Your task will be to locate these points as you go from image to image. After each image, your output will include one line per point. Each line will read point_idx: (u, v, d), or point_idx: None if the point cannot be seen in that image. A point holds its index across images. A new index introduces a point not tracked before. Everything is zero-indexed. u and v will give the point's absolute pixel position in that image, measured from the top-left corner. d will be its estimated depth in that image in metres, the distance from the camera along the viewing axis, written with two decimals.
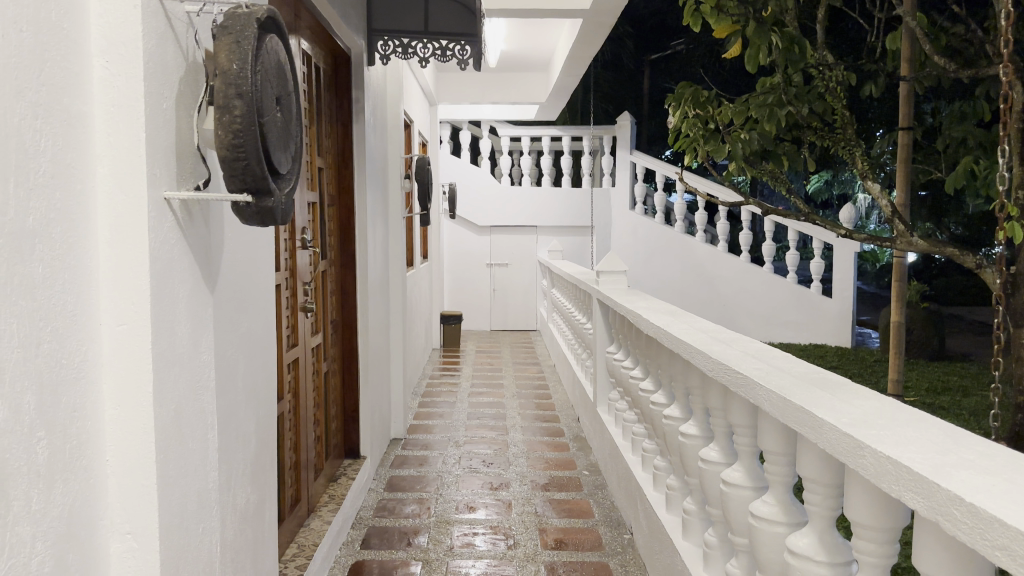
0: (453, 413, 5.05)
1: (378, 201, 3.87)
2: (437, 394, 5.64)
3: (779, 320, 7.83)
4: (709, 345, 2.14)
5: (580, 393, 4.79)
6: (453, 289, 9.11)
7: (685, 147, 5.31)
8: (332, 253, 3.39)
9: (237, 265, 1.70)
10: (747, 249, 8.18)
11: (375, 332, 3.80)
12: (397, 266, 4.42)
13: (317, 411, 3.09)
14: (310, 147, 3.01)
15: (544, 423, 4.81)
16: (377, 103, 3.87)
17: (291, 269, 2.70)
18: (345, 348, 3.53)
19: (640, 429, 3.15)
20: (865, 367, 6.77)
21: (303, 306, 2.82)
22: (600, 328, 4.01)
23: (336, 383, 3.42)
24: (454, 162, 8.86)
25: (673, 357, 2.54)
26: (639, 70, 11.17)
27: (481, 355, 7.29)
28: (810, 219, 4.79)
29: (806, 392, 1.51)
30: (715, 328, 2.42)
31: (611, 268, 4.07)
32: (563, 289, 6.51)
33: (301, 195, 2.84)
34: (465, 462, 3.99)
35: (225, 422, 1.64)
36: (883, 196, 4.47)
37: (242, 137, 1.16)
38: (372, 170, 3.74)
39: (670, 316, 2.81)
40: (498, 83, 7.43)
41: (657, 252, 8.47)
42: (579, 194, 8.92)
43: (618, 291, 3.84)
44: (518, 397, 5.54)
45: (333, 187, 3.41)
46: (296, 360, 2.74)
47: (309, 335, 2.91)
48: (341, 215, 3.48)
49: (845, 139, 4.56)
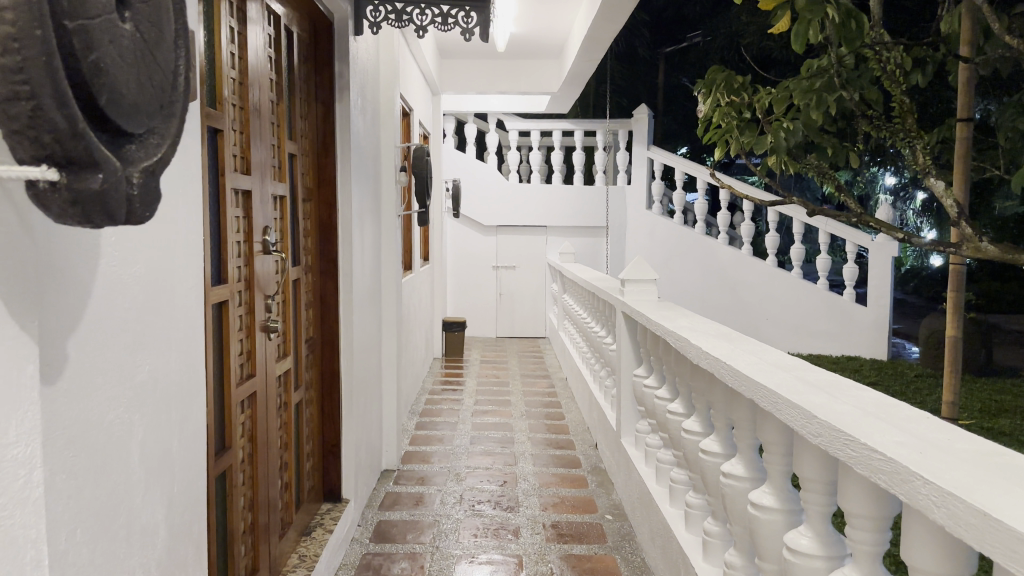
0: (455, 437, 4.46)
1: (366, 195, 3.29)
2: (437, 411, 5.06)
3: (807, 330, 7.25)
4: (800, 391, 1.55)
5: (599, 416, 4.21)
6: (457, 293, 8.54)
7: (716, 138, 4.81)
8: (309, 257, 2.80)
9: (108, 285, 1.14)
10: (773, 253, 7.60)
11: (362, 351, 3.21)
12: (390, 272, 3.84)
13: (286, 453, 2.52)
14: (280, 127, 2.45)
15: (558, 450, 4.22)
16: (365, 83, 3.29)
17: (246, 279, 2.13)
18: (325, 371, 2.95)
19: (680, 475, 2.57)
20: (907, 382, 6.18)
21: (263, 324, 2.24)
22: (626, 347, 3.43)
23: (312, 413, 2.85)
24: (459, 157, 8.30)
25: (735, 396, 1.97)
26: (654, 62, 10.57)
27: (486, 365, 6.73)
28: (862, 221, 4.22)
29: (1023, 509, 0.92)
30: (794, 362, 1.84)
31: (638, 276, 3.47)
32: (576, 294, 5.94)
33: (265, 188, 2.27)
34: (467, 502, 3.41)
35: (96, 524, 1.10)
36: (948, 194, 3.87)
37: (22, 56, 0.63)
38: (360, 161, 3.16)
39: (721, 339, 2.24)
40: (506, 71, 6.85)
41: (678, 255, 7.88)
42: (592, 192, 8.35)
43: (647, 304, 3.26)
44: (528, 417, 4.95)
45: (310, 178, 2.84)
46: (253, 394, 2.17)
47: (273, 362, 2.35)
48: (322, 211, 2.91)
49: (904, 129, 3.96)
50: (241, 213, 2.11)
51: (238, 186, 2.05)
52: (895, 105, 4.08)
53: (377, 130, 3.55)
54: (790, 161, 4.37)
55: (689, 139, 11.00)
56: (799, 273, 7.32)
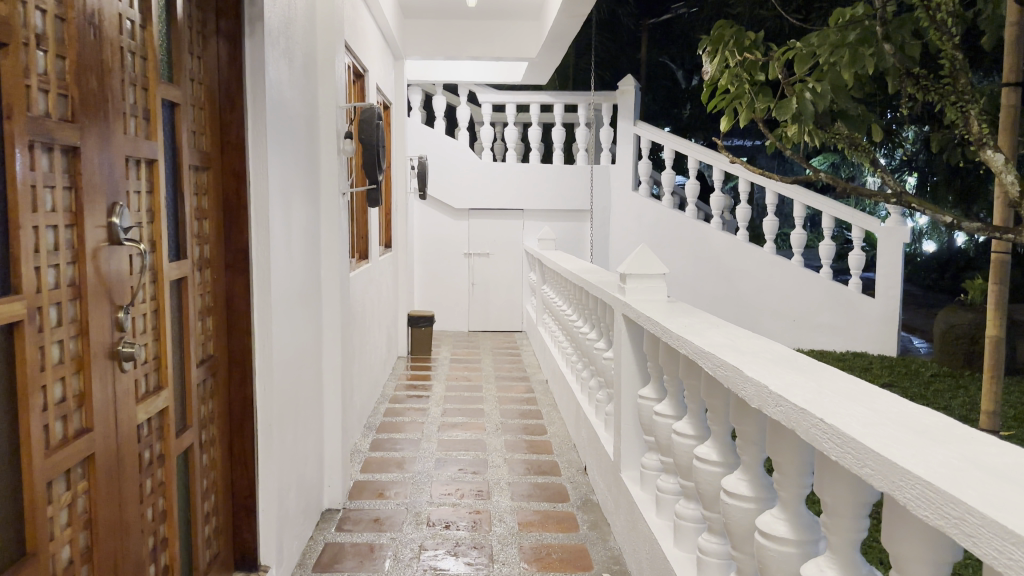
0: (416, 459, 3.71)
1: (294, 161, 2.53)
2: (399, 424, 4.33)
3: (810, 323, 6.62)
4: (1008, 504, 0.85)
5: (589, 435, 3.49)
6: (425, 282, 7.80)
7: (728, 106, 4.09)
8: (205, 245, 2.06)
9: None
10: (771, 238, 6.93)
11: (288, 366, 2.47)
12: (332, 265, 3.06)
13: (164, 526, 1.80)
14: (146, 64, 1.70)
15: (540, 477, 3.50)
16: (290, 24, 2.53)
17: (73, 283, 1.40)
18: (233, 397, 2.21)
19: (714, 544, 1.89)
20: (923, 381, 5.57)
21: (106, 345, 1.49)
22: (628, 358, 2.70)
23: (213, 458, 2.11)
24: (426, 132, 7.52)
25: (824, 464, 1.27)
26: (637, 34, 9.83)
27: (456, 365, 6.00)
28: (903, 201, 3.51)
29: None
30: (940, 423, 1.13)
31: (641, 271, 2.75)
32: (558, 285, 5.22)
33: (114, 149, 1.53)
34: (428, 557, 2.68)
35: None
36: (1008, 170, 3.07)
37: None
38: (283, 121, 2.40)
39: (786, 364, 1.53)
40: (476, 32, 6.14)
41: (667, 240, 7.19)
42: (573, 171, 7.62)
43: (658, 307, 2.54)
44: (503, 431, 4.20)
45: (207, 139, 2.08)
46: (89, 456, 1.43)
47: (132, 404, 1.61)
48: (225, 185, 2.16)
49: (958, 92, 3.16)
50: (63, 181, 1.36)
51: (51, 141, 1.30)
52: (945, 63, 3.32)
53: (309, 83, 2.79)
54: (815, 131, 3.67)
55: (674, 117, 10.28)
56: (800, 260, 6.68)
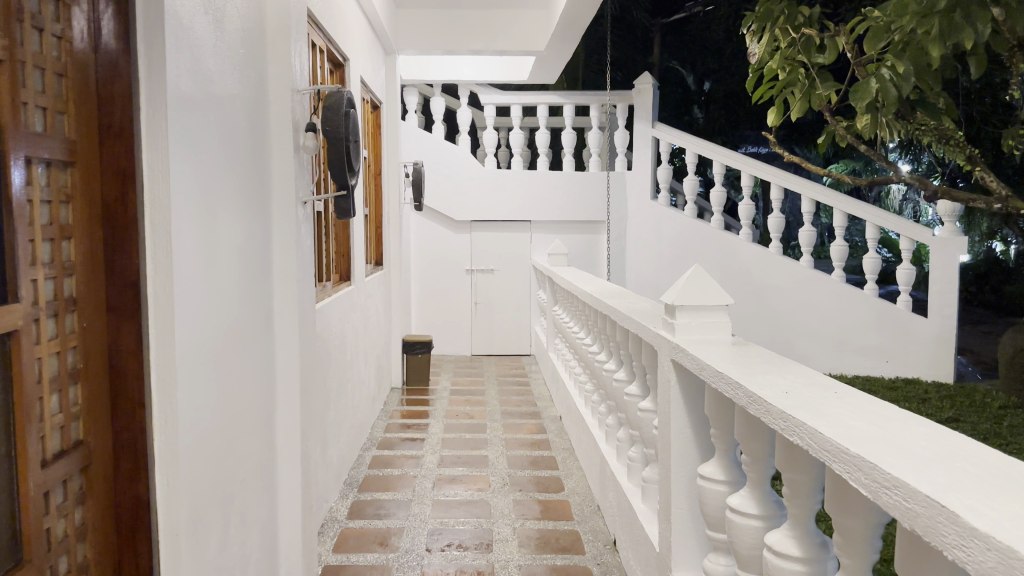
0: (406, 530, 3.00)
1: (222, 156, 1.86)
2: (387, 479, 3.62)
3: (854, 345, 5.94)
4: None
5: (619, 500, 2.79)
6: (423, 301, 7.11)
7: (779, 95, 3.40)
8: (66, 283, 1.38)
9: None
10: (807, 251, 6.22)
11: (212, 439, 1.78)
12: (287, 294, 2.37)
13: None
14: None
15: (559, 558, 2.78)
16: None
17: None
18: (119, 496, 1.52)
19: None
20: (991, 413, 4.87)
21: None
22: (677, 418, 2.01)
23: None
24: (423, 137, 6.85)
25: None
26: (649, 32, 9.14)
27: (456, 398, 5.30)
28: (1010, 207, 2.87)
29: None
30: None
31: (696, 301, 2.04)
32: (570, 305, 4.55)
33: None
34: None
35: None
36: None
37: None
38: (203, 100, 1.73)
39: None
40: (478, 26, 5.47)
41: (691, 254, 6.49)
42: (584, 178, 6.94)
43: (726, 352, 1.84)
44: (511, 488, 3.50)
45: (74, 125, 1.41)
46: None
47: None
48: (106, 192, 1.49)
49: None
50: None
51: None
52: None
53: (252, 55, 2.11)
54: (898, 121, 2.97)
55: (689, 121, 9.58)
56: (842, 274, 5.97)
